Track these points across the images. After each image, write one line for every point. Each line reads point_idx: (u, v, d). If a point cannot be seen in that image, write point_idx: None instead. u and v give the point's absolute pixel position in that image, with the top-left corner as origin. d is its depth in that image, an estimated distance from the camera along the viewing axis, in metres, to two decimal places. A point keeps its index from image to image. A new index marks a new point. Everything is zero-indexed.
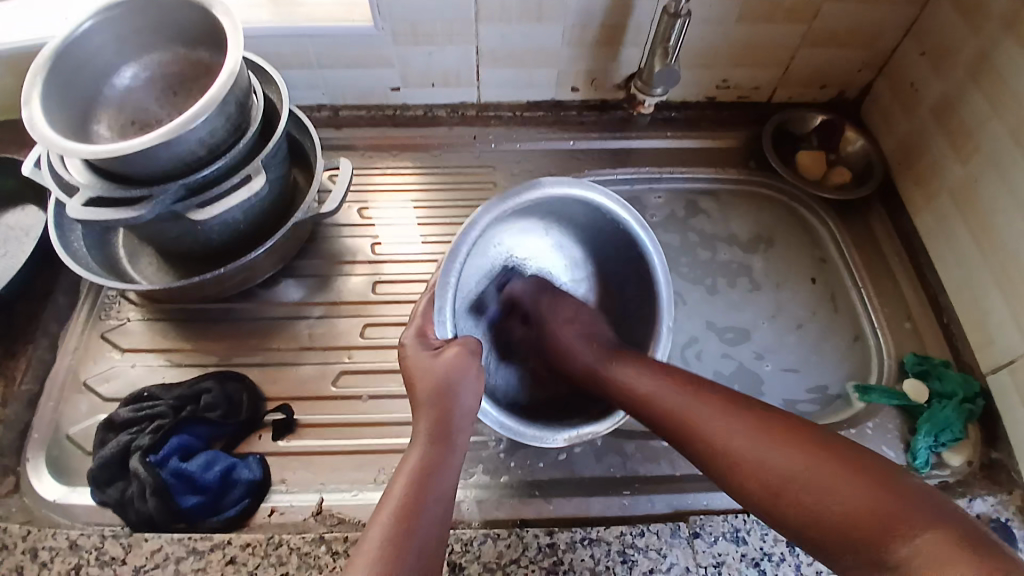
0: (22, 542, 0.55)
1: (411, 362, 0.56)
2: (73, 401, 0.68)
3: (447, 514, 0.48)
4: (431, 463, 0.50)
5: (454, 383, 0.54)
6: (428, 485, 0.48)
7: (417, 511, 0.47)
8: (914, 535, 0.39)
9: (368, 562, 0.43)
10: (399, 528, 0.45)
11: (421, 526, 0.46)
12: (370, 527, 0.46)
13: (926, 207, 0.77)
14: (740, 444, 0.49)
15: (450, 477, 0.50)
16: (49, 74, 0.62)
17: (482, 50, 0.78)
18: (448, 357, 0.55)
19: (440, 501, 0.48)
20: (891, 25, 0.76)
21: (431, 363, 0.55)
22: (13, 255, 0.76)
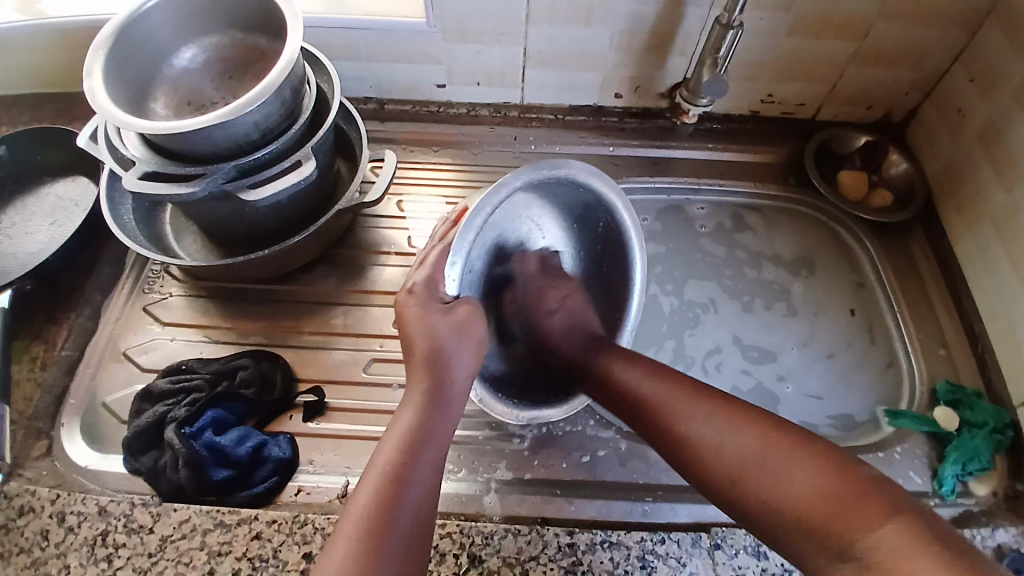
0: (50, 506, 0.57)
1: (408, 318, 0.57)
2: (111, 369, 0.70)
3: (435, 481, 0.50)
4: (422, 428, 0.51)
5: (448, 352, 0.56)
6: (418, 451, 0.50)
7: (404, 481, 0.48)
8: (874, 528, 0.41)
9: (354, 525, 0.45)
10: (389, 492, 0.47)
11: (408, 497, 0.47)
12: (352, 496, 0.47)
13: (968, 234, 0.75)
14: (713, 443, 0.50)
15: (440, 440, 0.52)
16: (111, 49, 0.64)
17: (529, 52, 0.78)
18: (449, 321, 0.56)
19: (429, 467, 0.50)
20: (941, 47, 0.75)
21: (433, 322, 0.56)
22: (62, 225, 0.79)
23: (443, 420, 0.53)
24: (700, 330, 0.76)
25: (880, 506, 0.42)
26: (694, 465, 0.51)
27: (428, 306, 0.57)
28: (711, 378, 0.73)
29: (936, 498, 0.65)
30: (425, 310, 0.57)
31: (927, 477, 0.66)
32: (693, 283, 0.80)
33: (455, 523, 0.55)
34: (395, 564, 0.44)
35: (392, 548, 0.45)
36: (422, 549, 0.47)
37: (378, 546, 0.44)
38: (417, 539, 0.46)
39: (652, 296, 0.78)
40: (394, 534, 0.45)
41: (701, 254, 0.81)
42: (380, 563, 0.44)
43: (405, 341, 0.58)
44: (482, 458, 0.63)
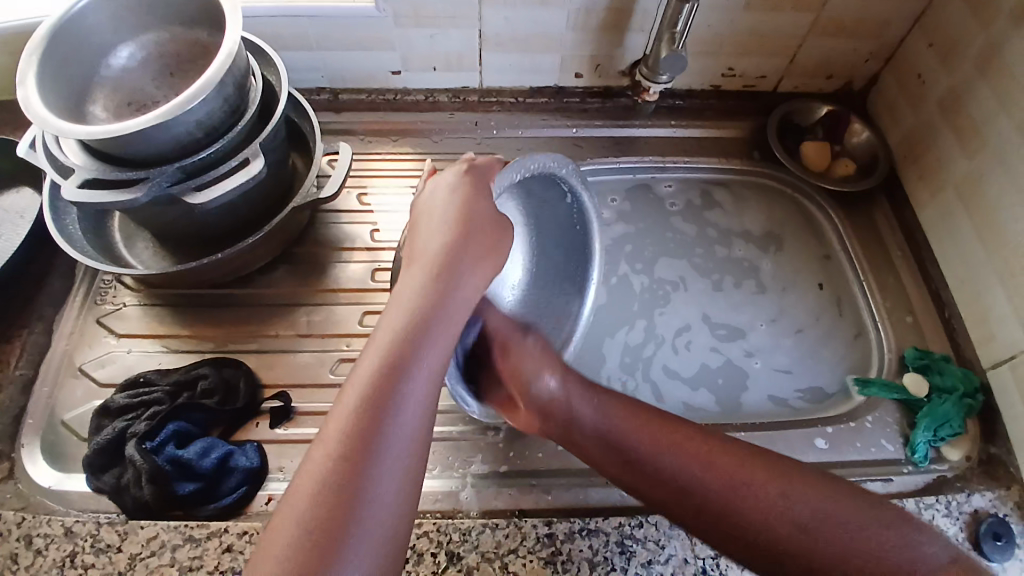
0: (16, 529, 0.55)
1: (435, 208, 0.57)
2: (67, 385, 0.67)
3: (439, 375, 0.49)
4: (432, 318, 0.50)
5: (469, 247, 0.55)
6: (422, 341, 0.49)
7: (407, 370, 0.47)
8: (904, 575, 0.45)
9: (348, 411, 0.45)
10: (389, 383, 0.46)
11: (410, 391, 0.47)
12: (353, 379, 0.47)
13: (929, 202, 0.76)
14: (722, 489, 0.50)
15: (450, 331, 0.51)
16: (44, 56, 0.61)
17: (484, 34, 0.76)
18: (483, 217, 0.56)
19: (434, 361, 0.49)
20: (898, 15, 0.75)
21: (467, 211, 0.55)
22: (5, 238, 0.75)
23: (455, 312, 0.52)
24: (671, 308, 0.76)
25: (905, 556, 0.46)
26: (702, 514, 0.51)
27: (468, 198, 0.56)
28: (681, 356, 0.73)
29: (908, 465, 0.65)
30: (459, 200, 0.56)
31: (899, 445, 0.67)
32: (663, 262, 0.79)
33: (432, 522, 0.54)
34: (393, 457, 0.44)
35: (389, 443, 0.44)
36: (419, 454, 0.46)
37: (375, 439, 0.44)
38: (418, 434, 0.46)
39: (622, 276, 0.78)
40: (393, 427, 0.45)
41: (672, 232, 0.81)
42: (374, 457, 0.44)
43: (422, 226, 0.57)
44: (457, 453, 0.62)
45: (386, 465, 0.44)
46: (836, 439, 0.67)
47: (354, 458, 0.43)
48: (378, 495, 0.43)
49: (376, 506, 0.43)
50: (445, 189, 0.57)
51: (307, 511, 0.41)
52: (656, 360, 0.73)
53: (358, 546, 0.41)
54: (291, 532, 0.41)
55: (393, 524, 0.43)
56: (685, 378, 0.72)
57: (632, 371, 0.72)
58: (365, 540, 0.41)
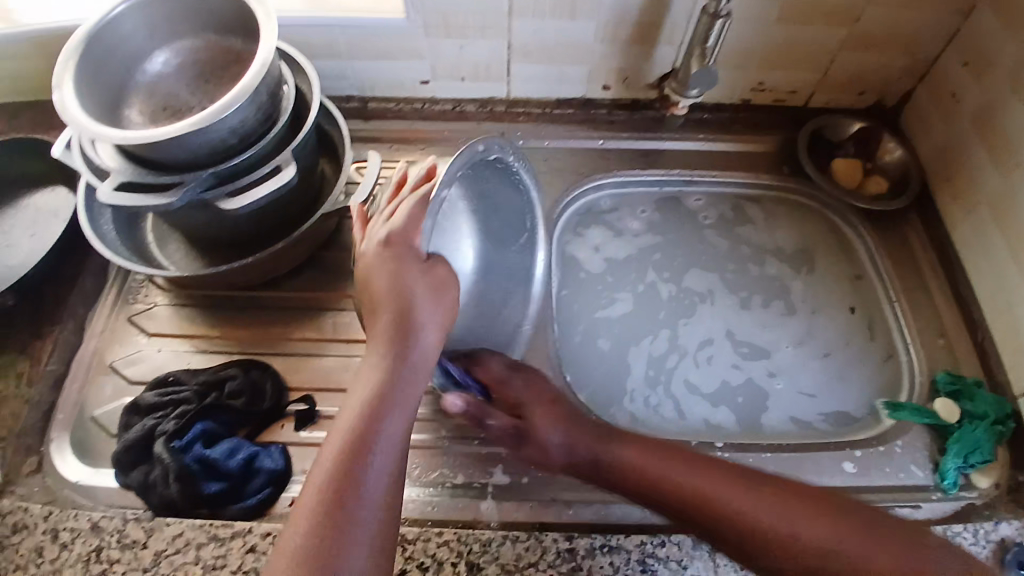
0: (43, 523, 0.56)
1: (372, 273, 0.53)
2: (97, 383, 0.68)
3: (398, 460, 0.49)
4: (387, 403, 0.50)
5: (418, 316, 0.54)
6: (380, 429, 0.49)
7: (382, 420, 0.50)
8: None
9: (332, 454, 0.48)
10: (366, 429, 0.49)
11: (370, 486, 0.47)
12: (310, 492, 0.46)
13: (963, 221, 0.75)
14: (767, 525, 0.51)
15: (405, 414, 0.51)
16: (81, 56, 0.63)
17: (513, 45, 0.77)
18: (428, 286, 0.55)
19: (390, 449, 0.49)
20: (931, 32, 0.74)
21: (404, 282, 0.53)
22: (41, 237, 0.77)
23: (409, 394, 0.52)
24: (697, 320, 0.76)
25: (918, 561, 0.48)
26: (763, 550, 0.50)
27: (405, 262, 0.54)
28: (702, 370, 0.72)
29: (937, 492, 0.64)
30: (392, 269, 0.53)
31: (929, 471, 0.65)
32: (694, 272, 0.79)
33: (453, 532, 0.55)
34: (364, 548, 0.45)
35: (353, 553, 0.44)
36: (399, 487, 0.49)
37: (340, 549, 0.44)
38: (384, 523, 0.47)
39: (650, 284, 0.78)
40: (355, 529, 0.45)
41: (704, 245, 0.80)
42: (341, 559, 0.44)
43: (367, 290, 0.54)
44: (478, 463, 0.62)
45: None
46: (864, 463, 0.65)
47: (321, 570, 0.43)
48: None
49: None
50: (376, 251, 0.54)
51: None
52: (678, 373, 0.72)
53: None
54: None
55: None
56: (705, 394, 0.71)
57: (655, 384, 0.71)
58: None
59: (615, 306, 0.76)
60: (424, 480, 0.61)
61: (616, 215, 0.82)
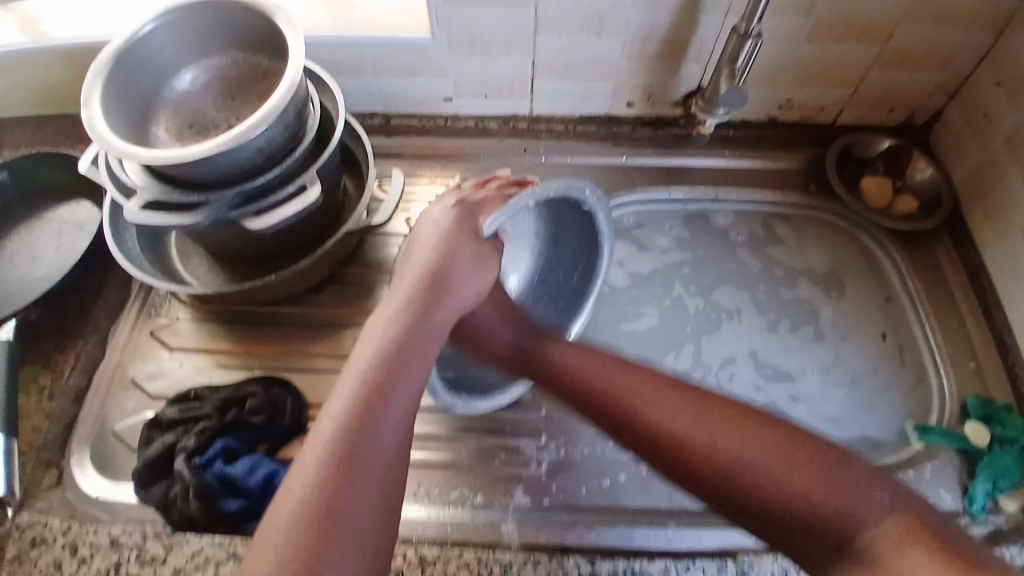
0: (62, 537, 0.56)
1: (425, 235, 0.59)
2: (120, 397, 0.68)
3: (419, 392, 0.49)
4: (414, 336, 0.52)
5: (457, 266, 0.57)
6: (404, 358, 0.50)
7: (390, 389, 0.48)
8: (861, 519, 0.41)
9: (337, 424, 0.45)
10: (374, 397, 0.47)
11: (392, 407, 0.47)
12: (332, 407, 0.46)
13: (996, 242, 0.73)
14: (678, 427, 0.49)
15: (427, 354, 0.52)
16: (110, 73, 0.63)
17: (538, 62, 0.77)
18: (474, 247, 0.58)
19: (411, 375, 0.49)
20: (964, 49, 0.73)
21: (451, 241, 0.58)
22: (66, 249, 0.78)
23: (433, 332, 0.53)
24: (720, 338, 0.75)
25: (859, 494, 0.43)
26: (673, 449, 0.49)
27: (458, 228, 0.59)
28: (723, 388, 0.71)
29: (966, 517, 0.62)
30: (445, 231, 0.59)
31: (958, 496, 0.64)
32: (723, 289, 0.78)
33: (474, 554, 0.54)
34: (367, 504, 0.43)
35: (370, 466, 0.44)
36: (406, 455, 0.47)
37: (354, 463, 0.43)
38: (402, 443, 0.46)
39: (677, 298, 0.77)
40: (374, 444, 0.45)
41: (735, 264, 0.79)
42: (358, 470, 0.43)
43: (415, 250, 0.59)
44: (500, 484, 0.62)
45: (367, 490, 0.43)
46: None
47: (337, 478, 0.43)
48: (359, 509, 0.42)
49: (356, 529, 0.42)
50: (438, 218, 0.60)
51: (284, 544, 0.40)
52: None
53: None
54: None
55: (376, 537, 0.42)
56: None
57: None
58: (350, 555, 0.41)
59: (641, 320, 0.75)
60: (444, 500, 0.61)
61: (643, 231, 0.81)
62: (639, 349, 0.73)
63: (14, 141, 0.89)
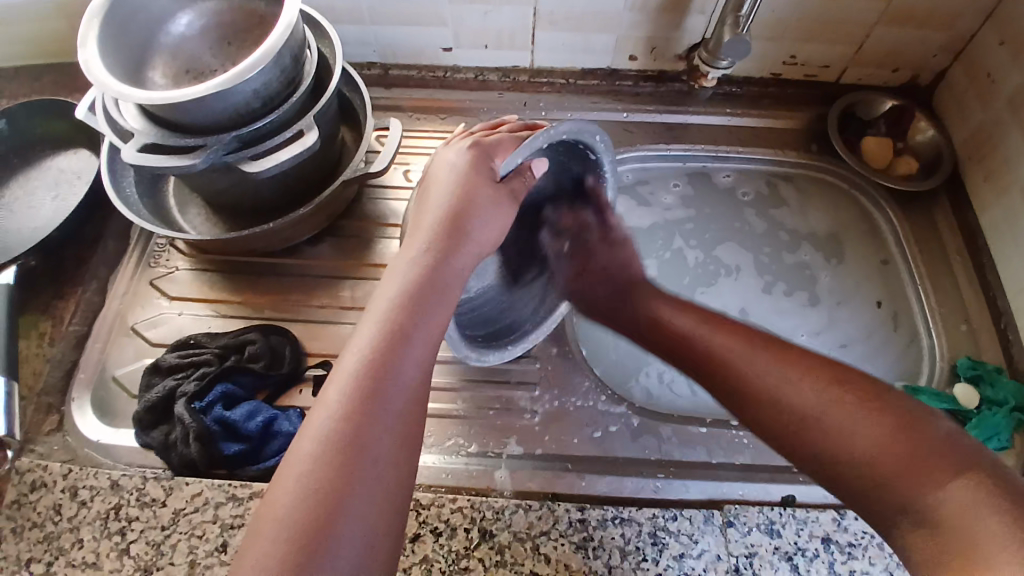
0: (62, 481, 0.58)
1: (437, 181, 0.58)
2: (119, 344, 0.69)
3: (438, 336, 0.49)
4: (433, 278, 0.51)
5: (473, 211, 0.56)
6: (425, 302, 0.50)
7: (406, 335, 0.47)
8: (945, 479, 0.38)
9: (352, 370, 0.45)
10: (390, 342, 0.46)
11: (409, 353, 0.46)
12: (352, 347, 0.46)
13: (994, 204, 0.73)
14: (763, 380, 0.46)
15: (446, 302, 0.51)
16: (104, 18, 0.62)
17: (539, 11, 0.75)
18: (490, 192, 0.57)
19: (431, 321, 0.49)
20: (972, 6, 0.71)
21: (466, 184, 0.57)
22: (63, 198, 0.78)
23: (450, 276, 0.53)
24: (714, 293, 0.75)
25: (949, 456, 0.39)
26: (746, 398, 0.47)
27: (471, 173, 0.58)
28: None
29: None
30: (460, 174, 0.58)
31: None
32: (725, 245, 0.78)
33: (466, 499, 0.55)
34: (384, 446, 0.43)
35: (389, 408, 0.44)
36: (422, 401, 0.46)
37: (372, 408, 0.43)
38: (418, 390, 0.46)
39: (677, 250, 0.78)
40: (394, 385, 0.45)
41: (740, 223, 0.80)
42: (379, 410, 0.44)
43: (430, 191, 0.58)
44: (492, 433, 0.63)
45: (382, 432, 0.43)
46: None
47: (358, 416, 0.43)
48: (375, 453, 0.42)
49: (376, 466, 0.42)
50: (453, 161, 0.59)
51: (304, 478, 0.40)
52: None
53: (355, 512, 0.40)
54: (284, 533, 0.39)
55: (392, 473, 0.42)
56: None
57: None
58: (365, 489, 0.41)
59: None
60: (439, 448, 0.62)
61: (646, 188, 0.81)
62: None
63: (8, 89, 0.88)
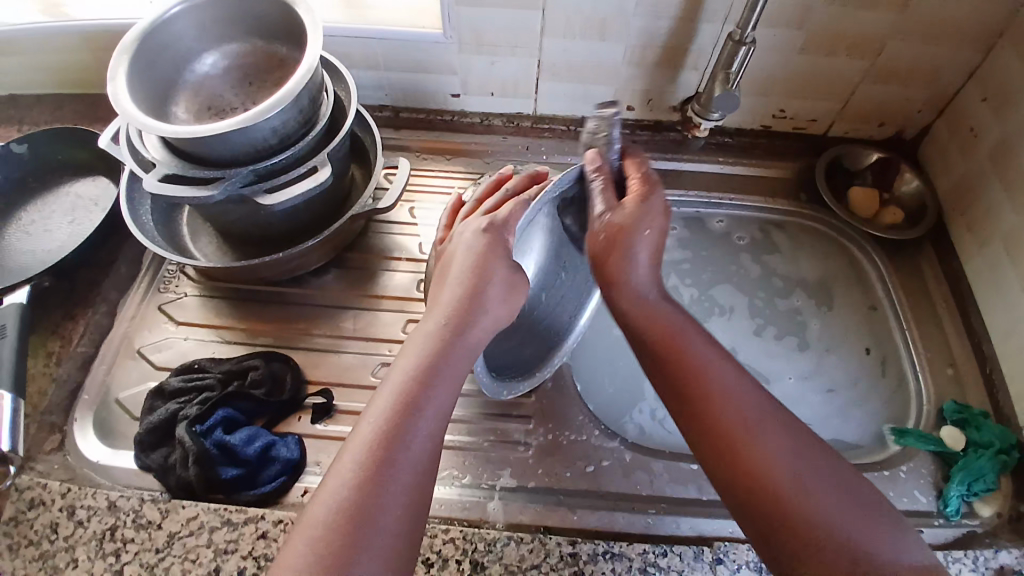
0: (60, 500, 0.58)
1: (455, 256, 0.58)
2: (125, 366, 0.71)
3: (448, 410, 0.51)
4: (446, 355, 0.52)
5: (489, 287, 0.56)
6: (437, 376, 0.51)
7: (418, 410, 0.49)
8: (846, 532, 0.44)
9: (364, 440, 0.47)
10: (401, 415, 0.48)
11: (420, 426, 0.48)
12: (366, 422, 0.48)
13: (977, 254, 0.75)
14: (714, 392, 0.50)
15: (456, 377, 0.52)
16: (134, 54, 0.66)
17: (543, 63, 0.79)
18: (508, 272, 0.57)
19: (442, 396, 0.51)
20: (951, 67, 0.76)
21: (484, 265, 0.57)
22: (79, 223, 0.80)
23: (462, 357, 0.53)
24: (707, 331, 0.78)
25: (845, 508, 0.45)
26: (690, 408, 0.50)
27: (489, 250, 0.57)
28: None
29: (939, 518, 0.64)
30: (477, 254, 0.57)
31: (932, 497, 0.66)
32: (719, 287, 0.81)
33: (459, 529, 0.56)
34: (392, 516, 0.45)
35: (396, 483, 0.46)
36: (431, 472, 0.48)
37: (381, 480, 0.45)
38: (427, 461, 0.48)
39: (673, 287, 0.81)
40: (404, 459, 0.47)
41: (737, 267, 0.82)
42: (386, 487, 0.45)
43: (447, 271, 0.58)
44: (486, 465, 0.64)
45: (391, 503, 0.45)
46: None
47: (367, 488, 0.45)
48: (381, 525, 0.44)
49: (382, 535, 0.44)
50: (468, 240, 0.58)
51: (313, 543, 0.43)
52: None
53: None
54: None
55: (397, 542, 0.45)
56: None
57: None
58: (371, 559, 0.43)
59: None
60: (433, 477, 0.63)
61: None
62: None
63: (34, 118, 0.92)
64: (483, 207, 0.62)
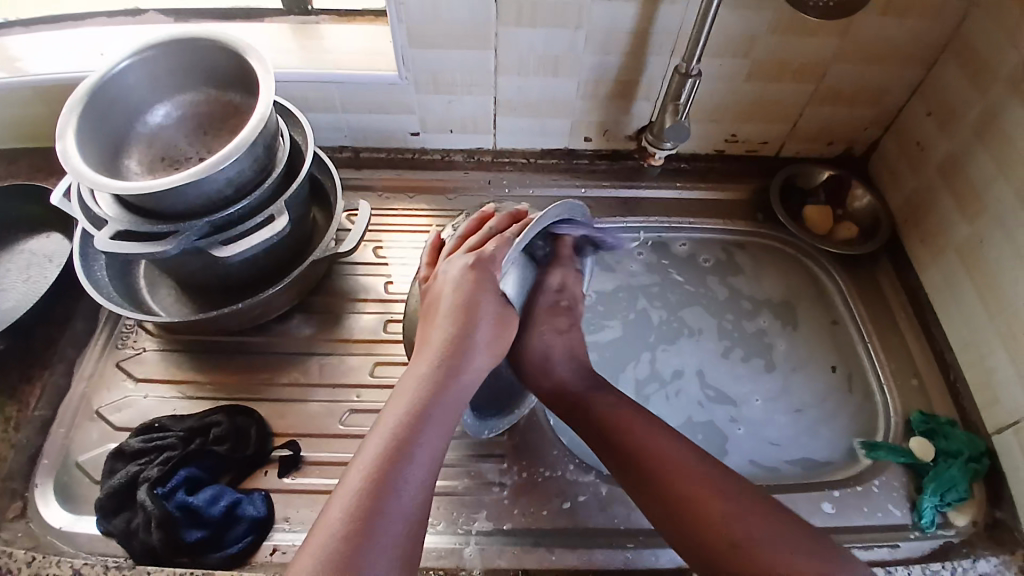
0: (26, 568, 0.55)
1: (440, 292, 0.58)
2: (84, 428, 0.69)
3: (440, 454, 0.51)
4: (436, 397, 0.53)
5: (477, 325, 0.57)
6: (429, 419, 0.51)
7: (409, 455, 0.49)
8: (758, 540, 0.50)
9: (355, 488, 0.46)
10: (393, 461, 0.48)
11: (412, 472, 0.48)
12: (357, 469, 0.48)
13: (932, 265, 0.77)
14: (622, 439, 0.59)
15: (448, 420, 0.53)
16: (84, 108, 0.65)
17: (500, 100, 0.80)
18: (495, 308, 0.58)
19: (438, 436, 0.51)
20: (891, 87, 0.79)
21: (473, 305, 0.57)
22: (34, 281, 0.78)
23: (453, 399, 0.54)
24: (678, 351, 0.78)
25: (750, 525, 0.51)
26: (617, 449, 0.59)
27: (478, 285, 0.58)
28: (672, 403, 0.75)
29: (915, 531, 0.65)
30: (467, 292, 0.57)
31: (906, 510, 0.66)
32: (686, 309, 0.82)
33: None
34: (383, 566, 0.44)
35: (387, 532, 0.45)
36: (422, 519, 0.48)
37: (372, 528, 0.45)
38: (420, 508, 0.48)
39: (641, 310, 0.81)
40: (395, 507, 0.46)
41: (706, 289, 0.83)
42: (376, 536, 0.45)
43: (434, 309, 0.58)
44: (461, 508, 0.63)
45: (382, 552, 0.44)
46: (843, 504, 0.67)
47: (359, 537, 0.44)
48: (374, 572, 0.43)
49: None
50: (455, 277, 0.58)
51: None
52: (652, 406, 0.74)
53: None
54: None
55: None
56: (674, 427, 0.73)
57: None
58: None
59: (604, 332, 0.79)
60: None
61: (613, 257, 0.85)
62: (604, 352, 0.78)
63: None
64: (467, 244, 0.61)
